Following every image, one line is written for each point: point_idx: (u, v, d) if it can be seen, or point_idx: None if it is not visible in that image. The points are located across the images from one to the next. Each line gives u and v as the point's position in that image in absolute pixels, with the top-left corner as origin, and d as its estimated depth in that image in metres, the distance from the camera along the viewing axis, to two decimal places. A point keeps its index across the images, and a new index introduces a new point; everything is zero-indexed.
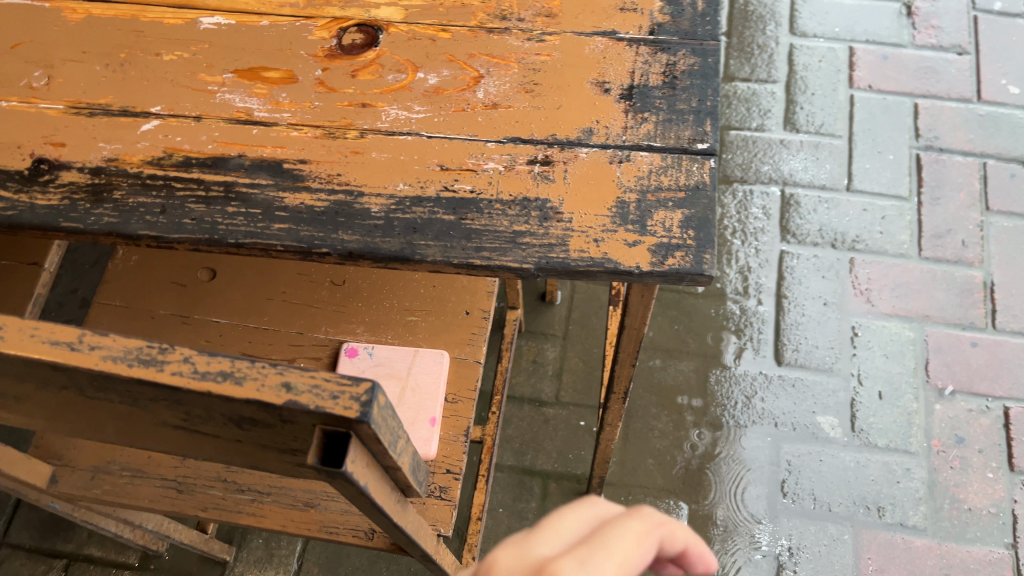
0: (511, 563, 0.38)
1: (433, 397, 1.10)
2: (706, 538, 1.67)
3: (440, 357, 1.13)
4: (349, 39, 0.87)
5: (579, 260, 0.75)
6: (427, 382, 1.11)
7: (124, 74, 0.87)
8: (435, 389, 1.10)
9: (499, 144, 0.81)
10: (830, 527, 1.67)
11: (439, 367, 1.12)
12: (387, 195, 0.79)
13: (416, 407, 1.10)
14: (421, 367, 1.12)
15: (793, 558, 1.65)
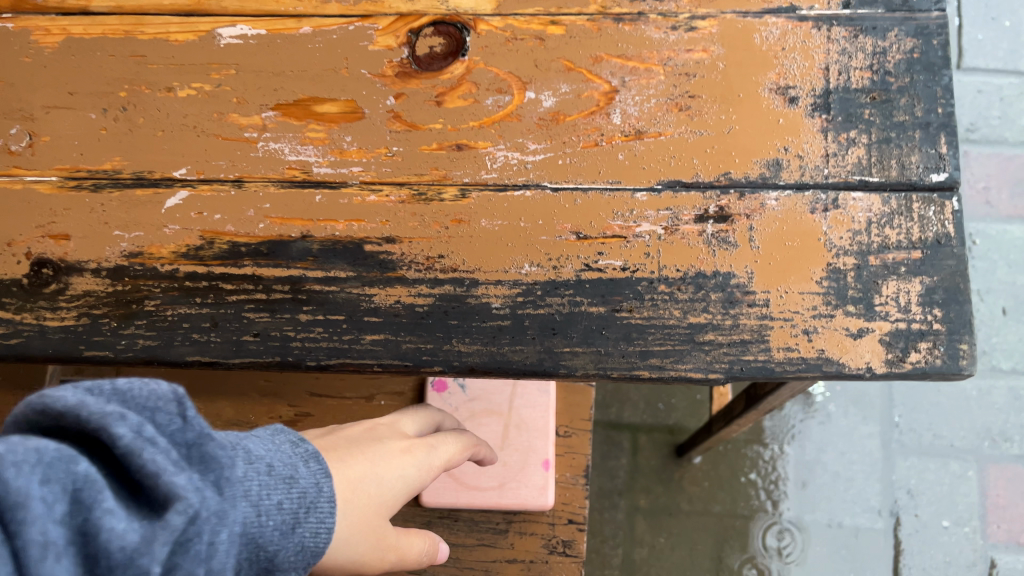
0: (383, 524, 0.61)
1: (541, 436, 0.94)
2: (814, 486, 1.46)
3: (544, 384, 0.95)
4: (426, 46, 0.64)
5: (787, 365, 0.56)
6: (532, 418, 0.94)
7: (130, 122, 0.64)
8: (542, 426, 0.94)
9: (652, 194, 0.59)
10: (951, 464, 1.46)
11: (543, 398, 0.95)
12: (509, 282, 0.59)
13: (522, 449, 0.93)
14: (523, 401, 0.95)
15: (913, 502, 1.44)
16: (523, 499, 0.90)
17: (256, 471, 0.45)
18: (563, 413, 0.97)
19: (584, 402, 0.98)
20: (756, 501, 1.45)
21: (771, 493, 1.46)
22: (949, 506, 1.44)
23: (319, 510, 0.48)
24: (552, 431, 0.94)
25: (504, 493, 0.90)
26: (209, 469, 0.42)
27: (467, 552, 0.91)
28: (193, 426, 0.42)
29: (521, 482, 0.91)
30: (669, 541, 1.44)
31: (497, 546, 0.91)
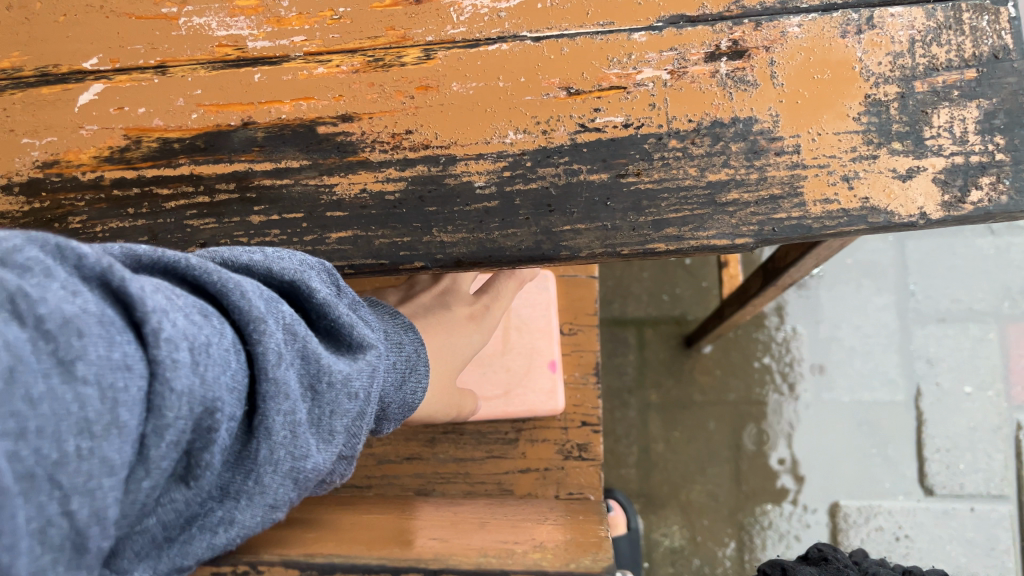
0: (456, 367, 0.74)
1: (545, 337, 0.86)
2: (830, 364, 1.39)
3: (543, 281, 0.87)
4: None
5: (827, 219, 0.48)
6: (534, 319, 0.86)
7: (26, 10, 0.54)
8: (545, 326, 0.86)
9: (652, 34, 0.50)
10: (970, 327, 1.38)
11: (543, 296, 0.86)
12: (492, 154, 0.50)
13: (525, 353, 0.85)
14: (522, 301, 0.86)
15: (933, 370, 1.37)
16: (531, 405, 0.83)
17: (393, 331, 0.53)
18: (566, 310, 0.89)
19: (588, 297, 0.90)
20: (771, 385, 1.39)
21: (787, 375, 1.40)
22: (969, 369, 1.36)
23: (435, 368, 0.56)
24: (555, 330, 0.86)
25: (510, 400, 0.83)
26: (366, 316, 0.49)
27: (476, 466, 0.84)
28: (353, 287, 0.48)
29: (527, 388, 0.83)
30: (683, 434, 1.39)
31: (509, 457, 0.84)
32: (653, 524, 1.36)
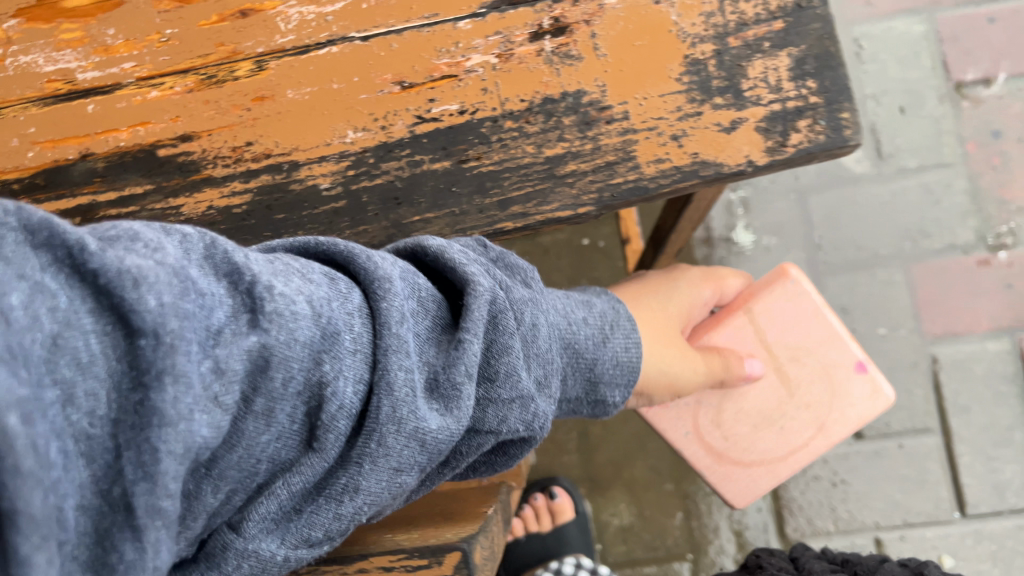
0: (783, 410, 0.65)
1: (834, 340, 0.63)
2: None
3: (787, 286, 0.63)
4: None
5: (660, 178, 0.49)
6: (807, 330, 0.63)
7: None
8: (824, 329, 0.63)
9: (476, 21, 0.51)
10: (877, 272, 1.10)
11: (806, 303, 0.63)
12: (333, 156, 0.50)
13: (818, 368, 0.64)
14: (780, 319, 0.63)
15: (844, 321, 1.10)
16: (859, 420, 0.64)
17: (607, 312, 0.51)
18: None
19: None
20: None
21: None
22: (880, 310, 1.09)
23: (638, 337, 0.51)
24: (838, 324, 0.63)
25: (829, 431, 0.64)
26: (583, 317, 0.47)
27: None
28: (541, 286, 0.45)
29: (823, 396, 0.64)
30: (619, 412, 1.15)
31: None
32: (600, 505, 1.16)
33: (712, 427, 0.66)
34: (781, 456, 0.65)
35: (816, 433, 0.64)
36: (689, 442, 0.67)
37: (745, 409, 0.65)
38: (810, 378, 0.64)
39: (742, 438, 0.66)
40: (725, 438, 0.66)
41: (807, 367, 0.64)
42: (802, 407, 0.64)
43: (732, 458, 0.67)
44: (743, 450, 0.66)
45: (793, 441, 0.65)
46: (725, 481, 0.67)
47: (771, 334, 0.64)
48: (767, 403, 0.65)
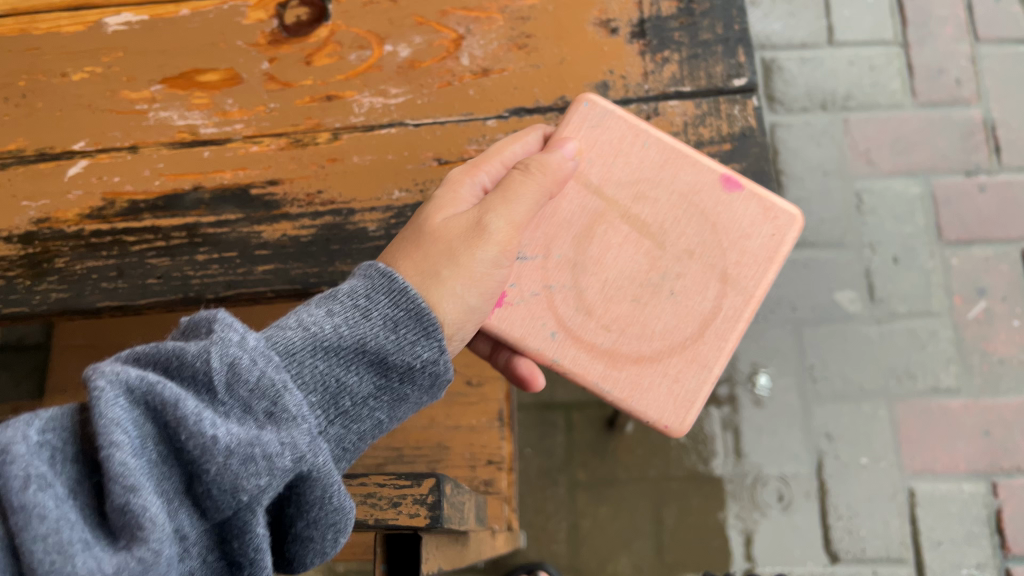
0: (631, 265, 0.63)
1: (682, 163, 0.64)
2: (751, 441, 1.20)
3: (588, 107, 0.65)
4: (293, 16, 0.73)
5: None
6: (643, 158, 0.64)
7: (31, 107, 0.72)
8: (662, 152, 0.64)
9: (501, 121, 0.68)
10: (863, 405, 1.20)
11: (619, 122, 0.65)
12: (381, 207, 0.67)
13: (673, 200, 0.64)
14: (605, 152, 0.64)
15: (833, 447, 1.18)
16: (768, 251, 0.63)
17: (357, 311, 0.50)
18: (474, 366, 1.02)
19: None
20: (687, 466, 1.21)
21: (702, 454, 1.20)
22: (865, 440, 1.18)
23: (404, 320, 0.51)
24: (672, 140, 0.64)
25: (711, 269, 0.63)
26: (318, 347, 0.48)
27: None
28: (235, 341, 0.44)
29: (706, 233, 0.63)
30: (610, 511, 1.21)
31: None
32: None
33: (587, 321, 0.63)
34: (690, 337, 0.63)
35: (719, 286, 0.63)
36: (568, 345, 0.63)
37: (610, 280, 0.63)
38: (682, 220, 0.64)
39: (637, 323, 0.63)
40: (612, 331, 0.63)
41: (668, 203, 0.64)
42: (689, 259, 0.63)
43: (629, 357, 0.63)
44: (642, 338, 0.63)
45: (701, 307, 0.63)
46: (639, 391, 0.63)
47: (599, 177, 0.64)
48: (636, 269, 0.63)
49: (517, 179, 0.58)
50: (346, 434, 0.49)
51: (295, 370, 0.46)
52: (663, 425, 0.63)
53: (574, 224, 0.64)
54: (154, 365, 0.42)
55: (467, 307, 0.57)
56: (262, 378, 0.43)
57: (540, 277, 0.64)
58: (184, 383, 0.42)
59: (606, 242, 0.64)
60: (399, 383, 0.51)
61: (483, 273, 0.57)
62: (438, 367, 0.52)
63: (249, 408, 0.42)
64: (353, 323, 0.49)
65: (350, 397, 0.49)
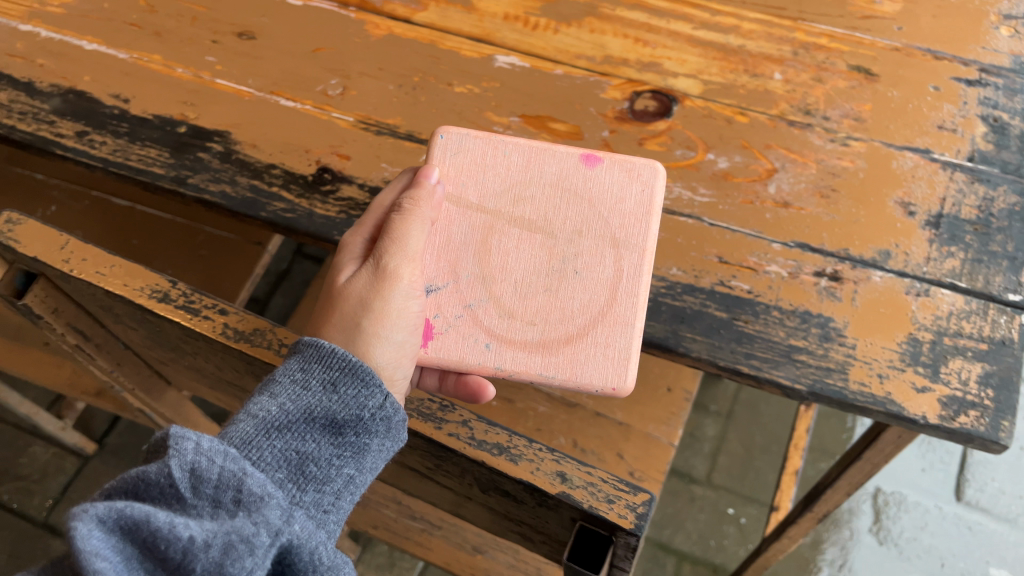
0: (524, 258, 0.73)
1: (542, 159, 0.75)
2: None
3: (446, 138, 0.76)
4: (642, 104, 0.86)
5: (859, 394, 0.70)
6: (508, 165, 0.75)
7: (415, 98, 0.88)
8: (521, 153, 0.75)
9: (785, 248, 0.77)
10: None
11: (475, 142, 0.76)
12: (658, 276, 0.77)
13: (547, 191, 0.74)
14: (473, 170, 0.75)
15: None
16: (644, 205, 0.74)
17: (304, 392, 0.58)
18: (642, 459, 1.09)
19: (662, 458, 1.09)
20: None
21: None
22: None
23: (343, 383, 0.60)
24: (525, 144, 0.76)
25: (609, 247, 0.73)
26: (273, 435, 0.56)
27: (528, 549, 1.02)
28: (191, 447, 0.49)
29: (585, 209, 0.74)
30: None
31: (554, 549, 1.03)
32: None
33: (511, 323, 0.73)
34: (606, 304, 0.72)
35: (613, 251, 0.73)
36: (503, 350, 0.72)
37: (520, 280, 0.73)
38: (561, 207, 0.74)
39: (555, 308, 0.72)
40: (538, 325, 0.72)
41: (543, 195, 0.74)
42: (579, 237, 0.73)
43: (561, 340, 0.72)
44: (564, 320, 0.72)
45: (605, 275, 0.73)
46: (579, 367, 0.72)
47: (476, 194, 0.74)
48: (538, 262, 0.73)
49: (397, 221, 0.68)
50: (320, 496, 0.57)
51: (253, 455, 0.55)
52: (611, 388, 0.72)
53: (469, 244, 0.74)
54: (124, 493, 0.49)
55: (391, 343, 0.67)
56: (223, 473, 0.50)
57: (457, 300, 0.73)
58: (155, 501, 0.49)
59: (504, 248, 0.73)
60: (355, 436, 0.60)
61: (399, 310, 0.68)
62: (385, 410, 0.60)
63: (218, 503, 0.49)
64: (296, 398, 0.58)
65: (313, 462, 0.57)
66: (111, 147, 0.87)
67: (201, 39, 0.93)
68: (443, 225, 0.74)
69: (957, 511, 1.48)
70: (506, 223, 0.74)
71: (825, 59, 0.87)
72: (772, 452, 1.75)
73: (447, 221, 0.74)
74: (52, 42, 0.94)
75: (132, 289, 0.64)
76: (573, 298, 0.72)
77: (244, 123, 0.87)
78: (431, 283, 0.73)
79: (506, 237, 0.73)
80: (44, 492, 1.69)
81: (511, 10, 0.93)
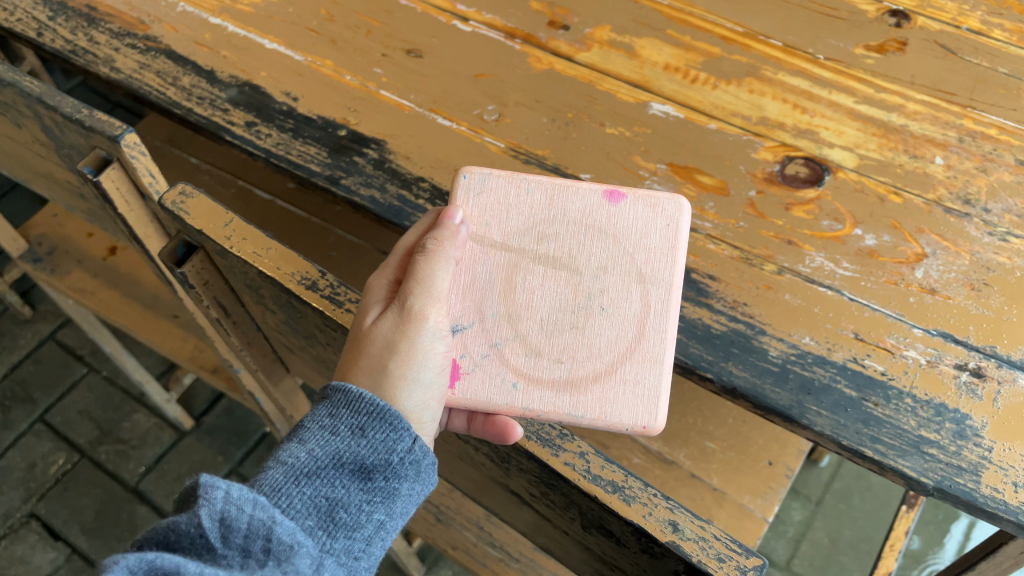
0: (548, 295, 0.74)
1: (566, 196, 0.75)
2: None
3: (468, 180, 0.77)
4: (793, 169, 0.85)
5: (989, 499, 0.66)
6: (531, 203, 0.75)
7: (567, 133, 0.90)
8: (544, 192, 0.75)
9: (926, 334, 0.74)
10: None
11: (497, 183, 0.76)
12: (789, 342, 0.75)
13: (571, 229, 0.74)
14: (496, 211, 0.76)
15: None
16: (667, 239, 0.74)
17: (331, 438, 0.60)
18: (732, 529, 1.06)
19: (754, 532, 1.06)
20: None
21: None
22: None
23: (371, 428, 0.61)
24: (548, 181, 0.76)
25: (632, 288, 0.74)
26: (305, 483, 0.57)
27: None
28: (223, 501, 0.52)
29: (611, 245, 0.74)
30: None
31: None
32: None
33: (538, 361, 0.74)
34: (633, 340, 0.73)
35: (639, 287, 0.74)
36: (530, 389, 0.74)
37: (544, 318, 0.74)
38: (586, 244, 0.74)
39: (582, 346, 0.73)
40: (564, 362, 0.74)
41: (568, 233, 0.74)
42: (605, 274, 0.74)
43: (588, 378, 0.73)
44: (592, 358, 0.73)
45: (632, 311, 0.73)
46: (608, 405, 0.73)
47: (500, 232, 0.75)
48: (564, 299, 0.74)
49: (422, 263, 0.69)
50: (350, 542, 0.58)
51: (282, 503, 0.56)
52: (641, 426, 0.73)
53: (494, 282, 0.75)
54: (158, 542, 0.52)
55: (419, 385, 0.68)
56: (251, 527, 0.52)
57: (484, 339, 0.74)
58: (186, 550, 0.51)
59: (529, 285, 0.74)
60: (384, 481, 0.61)
61: (426, 352, 0.69)
62: (413, 454, 0.62)
63: (246, 552, 0.51)
64: (324, 444, 0.59)
65: (343, 509, 0.58)
66: (275, 140, 0.92)
67: (372, 51, 0.98)
68: (468, 264, 0.75)
69: None
70: (530, 261, 0.74)
71: (992, 150, 0.84)
72: (860, 549, 1.67)
73: (472, 261, 0.75)
74: (238, 37, 1.00)
75: (284, 273, 0.66)
76: (598, 335, 0.74)
77: (400, 134, 0.91)
78: (457, 324, 0.74)
79: (531, 274, 0.74)
80: (139, 458, 1.77)
81: (673, 61, 0.94)
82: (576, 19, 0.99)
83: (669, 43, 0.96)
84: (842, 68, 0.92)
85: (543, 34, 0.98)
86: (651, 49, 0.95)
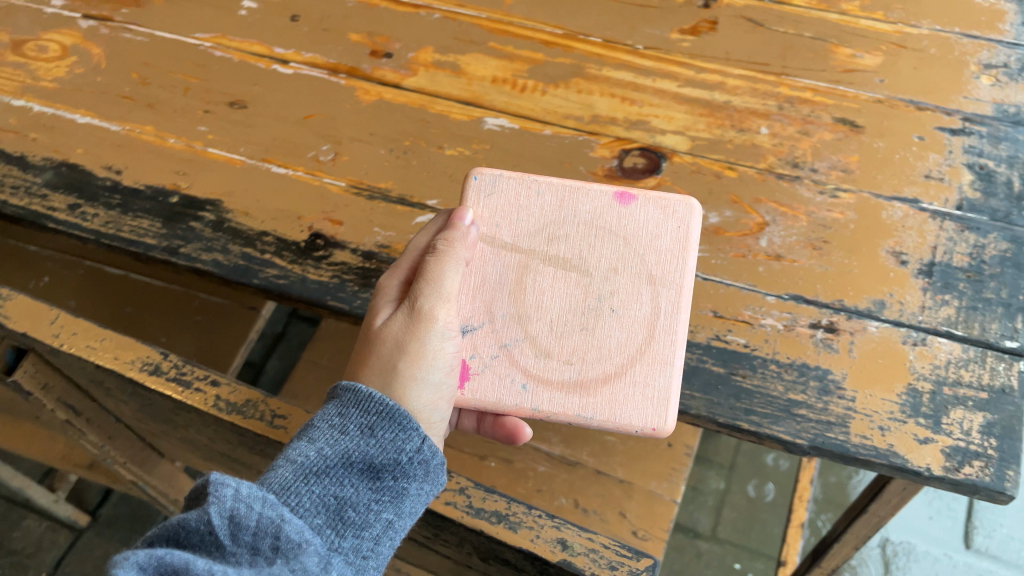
0: (559, 299, 0.72)
1: (576, 197, 0.74)
2: None
3: (479, 179, 0.75)
4: (631, 162, 0.87)
5: (861, 448, 0.69)
6: (543, 205, 0.74)
7: (407, 161, 0.89)
8: (554, 193, 0.74)
9: (779, 300, 0.77)
10: None
11: (508, 183, 0.75)
12: None
13: (581, 230, 0.73)
14: (507, 211, 0.74)
15: None
16: (679, 242, 0.73)
17: (342, 435, 0.56)
18: (644, 517, 1.07)
19: (665, 516, 1.07)
20: None
21: None
22: None
23: (381, 425, 0.57)
24: (558, 182, 0.75)
25: (642, 284, 0.72)
26: (311, 480, 0.53)
27: None
28: (233, 497, 0.48)
29: (622, 247, 0.73)
30: None
31: None
32: None
33: (548, 363, 0.71)
34: (643, 341, 0.71)
35: (651, 289, 0.72)
36: (540, 391, 0.71)
37: (555, 320, 0.72)
38: (596, 245, 0.73)
39: (592, 348, 0.71)
40: (574, 364, 0.71)
41: (577, 233, 0.73)
42: (615, 275, 0.72)
43: (599, 380, 0.71)
44: (602, 359, 0.71)
45: (643, 313, 0.72)
46: (618, 408, 0.71)
47: (510, 234, 0.73)
48: (575, 300, 0.72)
49: (430, 262, 0.67)
50: (359, 542, 0.53)
51: (288, 501, 0.51)
52: (652, 428, 0.70)
53: (503, 284, 0.73)
54: (165, 541, 0.48)
55: (427, 386, 0.65)
56: (265, 524, 0.48)
57: (493, 341, 0.72)
58: (195, 549, 0.47)
59: (539, 287, 0.72)
60: (393, 481, 0.56)
61: (436, 352, 0.66)
62: (423, 454, 0.58)
63: (255, 550, 0.47)
64: (333, 442, 0.55)
65: (352, 508, 0.54)
66: (103, 219, 0.87)
67: (193, 109, 0.94)
68: (478, 265, 0.73)
69: (968, 559, 1.46)
70: (540, 264, 0.73)
71: (810, 112, 0.88)
72: (777, 503, 1.72)
73: (482, 262, 0.73)
74: (46, 116, 0.95)
75: (124, 361, 0.63)
76: (608, 337, 0.71)
77: (235, 191, 0.88)
78: (467, 324, 0.72)
79: (541, 279, 0.72)
80: (37, 567, 1.66)
81: (499, 73, 0.94)
82: (398, 45, 0.97)
83: (493, 55, 0.96)
84: (662, 55, 0.94)
85: (367, 65, 0.96)
86: (476, 64, 0.95)
